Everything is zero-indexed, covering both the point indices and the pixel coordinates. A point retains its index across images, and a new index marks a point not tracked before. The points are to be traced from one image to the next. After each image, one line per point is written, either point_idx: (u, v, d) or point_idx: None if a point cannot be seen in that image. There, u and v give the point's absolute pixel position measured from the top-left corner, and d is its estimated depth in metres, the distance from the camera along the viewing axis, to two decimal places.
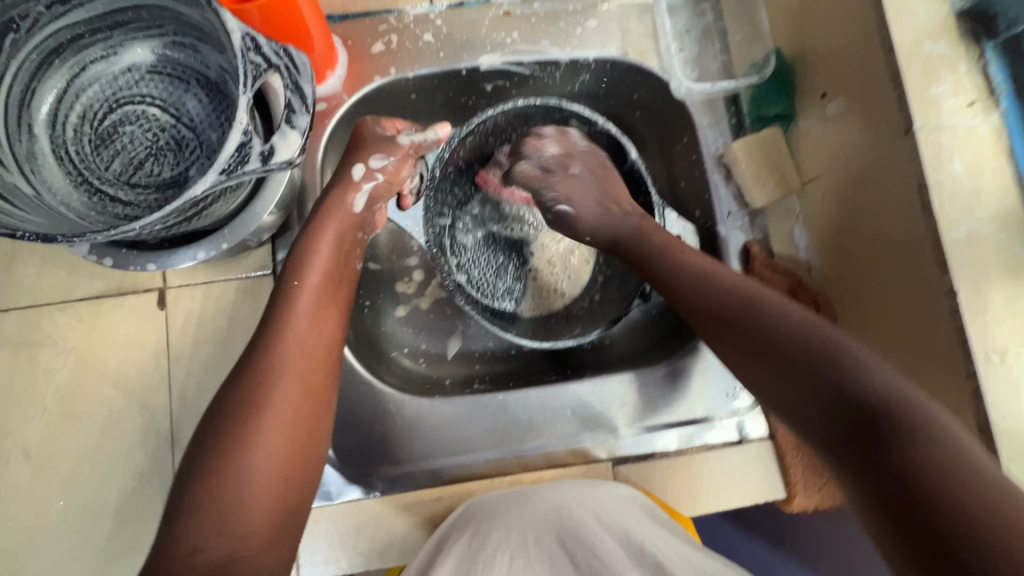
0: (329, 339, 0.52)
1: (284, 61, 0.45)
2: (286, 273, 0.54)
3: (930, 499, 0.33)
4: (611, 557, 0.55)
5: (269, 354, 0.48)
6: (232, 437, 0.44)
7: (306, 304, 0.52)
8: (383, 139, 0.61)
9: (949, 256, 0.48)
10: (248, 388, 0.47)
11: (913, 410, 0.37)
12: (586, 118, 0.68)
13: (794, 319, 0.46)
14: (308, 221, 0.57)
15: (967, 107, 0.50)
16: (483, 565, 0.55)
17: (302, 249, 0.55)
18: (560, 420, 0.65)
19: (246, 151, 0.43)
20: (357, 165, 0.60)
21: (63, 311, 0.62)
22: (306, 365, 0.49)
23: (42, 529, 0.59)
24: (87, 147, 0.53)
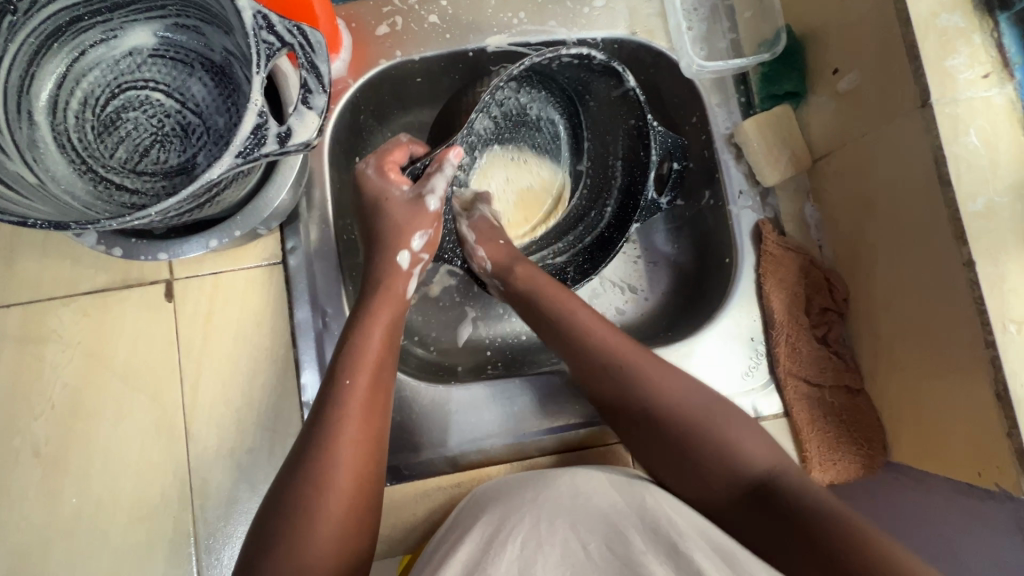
0: (379, 434, 0.51)
1: (297, 40, 0.43)
2: (337, 368, 0.52)
3: (824, 547, 0.44)
4: (633, 547, 0.48)
5: (323, 454, 0.48)
6: (300, 509, 0.46)
7: (359, 405, 0.50)
8: (411, 207, 0.58)
9: (967, 228, 0.49)
10: (302, 490, 0.47)
11: (786, 480, 0.50)
12: (581, 57, 0.59)
13: (680, 403, 0.55)
14: (361, 308, 0.56)
15: (983, 79, 0.50)
16: (494, 553, 0.49)
17: (346, 348, 0.53)
18: (577, 402, 0.65)
19: (262, 133, 0.42)
20: (402, 253, 0.58)
21: (68, 305, 0.61)
22: (361, 457, 0.49)
23: (55, 527, 0.58)
24: (89, 134, 0.52)
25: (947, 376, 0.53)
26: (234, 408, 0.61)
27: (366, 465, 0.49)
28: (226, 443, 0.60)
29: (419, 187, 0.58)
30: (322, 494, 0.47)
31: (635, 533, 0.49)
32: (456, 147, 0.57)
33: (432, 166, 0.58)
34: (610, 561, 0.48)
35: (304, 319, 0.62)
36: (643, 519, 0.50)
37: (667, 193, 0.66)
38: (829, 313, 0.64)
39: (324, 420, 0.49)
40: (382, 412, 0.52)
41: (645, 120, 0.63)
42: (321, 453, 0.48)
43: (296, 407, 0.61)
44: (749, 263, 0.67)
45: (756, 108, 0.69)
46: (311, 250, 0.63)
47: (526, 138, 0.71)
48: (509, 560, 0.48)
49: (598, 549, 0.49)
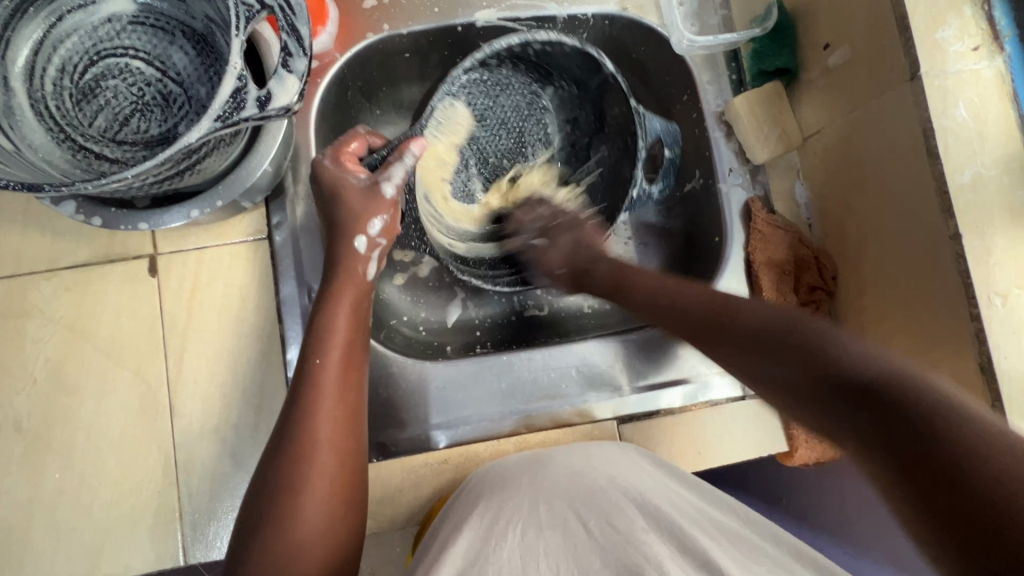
0: (357, 412, 0.51)
1: (277, 1, 0.43)
2: (304, 353, 0.51)
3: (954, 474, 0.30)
4: (632, 523, 0.49)
5: (299, 432, 0.48)
6: (283, 495, 0.46)
7: (332, 381, 0.50)
8: (367, 193, 0.54)
9: (954, 201, 0.48)
10: (284, 472, 0.47)
11: (908, 383, 0.35)
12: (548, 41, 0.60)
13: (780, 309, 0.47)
14: (320, 294, 0.54)
15: (972, 52, 0.49)
16: (496, 540, 0.49)
17: (314, 328, 0.52)
18: (564, 379, 0.65)
19: (241, 97, 0.41)
20: (357, 238, 0.55)
21: (49, 280, 0.60)
22: (338, 439, 0.49)
23: (37, 503, 0.57)
24: (68, 102, 0.51)
25: (932, 352, 0.53)
26: (220, 383, 0.60)
27: (346, 436, 0.49)
28: (212, 419, 0.60)
29: (377, 176, 0.55)
30: (304, 472, 0.47)
31: (633, 509, 0.50)
32: (420, 135, 0.55)
33: (393, 156, 0.55)
34: (609, 538, 0.49)
35: (290, 295, 0.62)
36: (637, 495, 0.51)
37: (660, 179, 0.64)
38: (818, 292, 0.64)
39: (296, 407, 0.49)
40: (355, 394, 0.51)
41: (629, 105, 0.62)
42: (298, 433, 0.47)
43: (282, 383, 0.61)
44: (739, 241, 0.67)
45: (747, 86, 0.69)
46: (297, 226, 0.63)
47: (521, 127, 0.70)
48: (512, 547, 0.48)
49: (598, 528, 0.50)
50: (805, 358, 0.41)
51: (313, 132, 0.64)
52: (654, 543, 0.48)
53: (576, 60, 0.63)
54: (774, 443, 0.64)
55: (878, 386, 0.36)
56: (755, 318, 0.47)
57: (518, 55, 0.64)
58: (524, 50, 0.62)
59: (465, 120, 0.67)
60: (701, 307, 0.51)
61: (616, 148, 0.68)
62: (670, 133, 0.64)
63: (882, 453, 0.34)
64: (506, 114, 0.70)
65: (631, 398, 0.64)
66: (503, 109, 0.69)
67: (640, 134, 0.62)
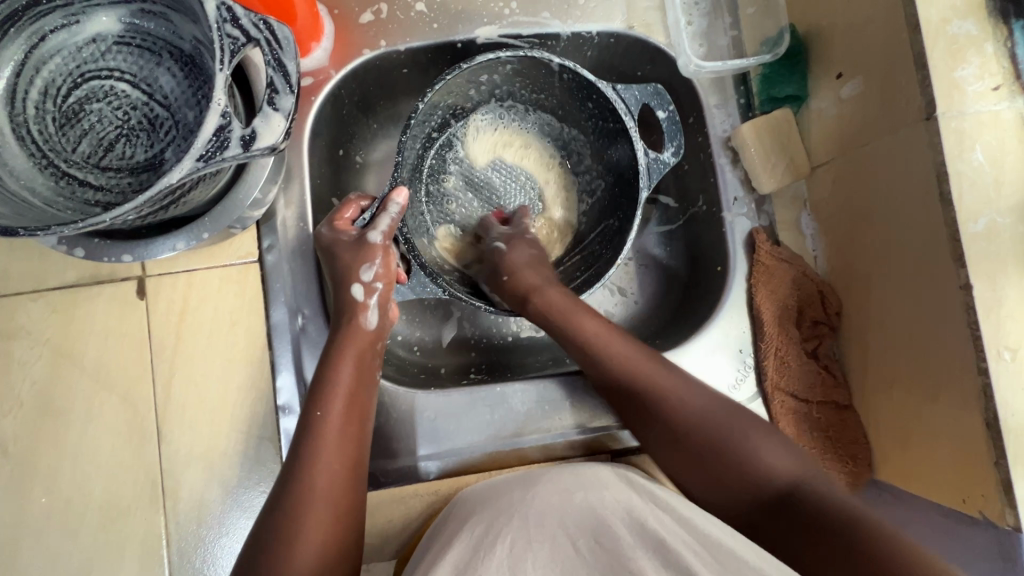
0: (357, 461, 0.51)
1: (264, 35, 0.41)
2: (309, 403, 0.52)
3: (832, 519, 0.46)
4: (619, 539, 0.51)
5: (296, 483, 0.48)
6: (279, 539, 0.46)
7: (334, 434, 0.50)
8: (356, 245, 0.55)
9: (965, 249, 0.47)
10: (281, 516, 0.47)
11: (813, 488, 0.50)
12: (491, 62, 0.59)
13: (720, 413, 0.55)
14: (328, 346, 0.55)
15: (992, 92, 0.47)
16: (484, 552, 0.51)
17: (320, 387, 0.52)
18: (558, 411, 0.64)
19: (225, 136, 0.40)
20: (353, 287, 0.55)
21: (36, 301, 0.59)
22: (336, 484, 0.49)
23: (23, 527, 0.57)
24: (51, 126, 0.49)
25: (937, 400, 0.51)
26: (209, 409, 0.59)
27: (341, 486, 0.49)
28: (200, 446, 0.59)
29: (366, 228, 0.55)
30: (299, 520, 0.46)
31: (622, 526, 0.51)
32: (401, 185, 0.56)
33: (379, 208, 0.56)
34: (596, 555, 0.50)
35: (281, 321, 0.61)
36: (626, 513, 0.52)
37: (670, 146, 0.58)
38: (821, 326, 0.63)
39: (297, 452, 0.49)
40: (356, 439, 0.52)
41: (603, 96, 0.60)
42: (299, 486, 0.48)
43: (271, 411, 0.60)
44: (741, 272, 0.65)
45: (755, 110, 0.67)
46: (289, 249, 0.62)
47: (503, 179, 0.69)
48: (499, 560, 0.50)
49: (585, 544, 0.51)
50: (727, 459, 0.53)
51: (307, 152, 0.63)
52: (638, 557, 0.49)
53: (531, 74, 0.62)
54: None
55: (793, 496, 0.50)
56: (698, 417, 0.55)
57: (471, 88, 0.63)
58: (472, 85, 0.62)
59: (444, 186, 0.67)
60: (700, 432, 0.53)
61: (609, 127, 0.63)
62: (643, 91, 0.59)
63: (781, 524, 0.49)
64: (518, 186, 0.70)
65: (626, 430, 0.63)
66: (485, 173, 0.69)
67: (623, 109, 0.59)
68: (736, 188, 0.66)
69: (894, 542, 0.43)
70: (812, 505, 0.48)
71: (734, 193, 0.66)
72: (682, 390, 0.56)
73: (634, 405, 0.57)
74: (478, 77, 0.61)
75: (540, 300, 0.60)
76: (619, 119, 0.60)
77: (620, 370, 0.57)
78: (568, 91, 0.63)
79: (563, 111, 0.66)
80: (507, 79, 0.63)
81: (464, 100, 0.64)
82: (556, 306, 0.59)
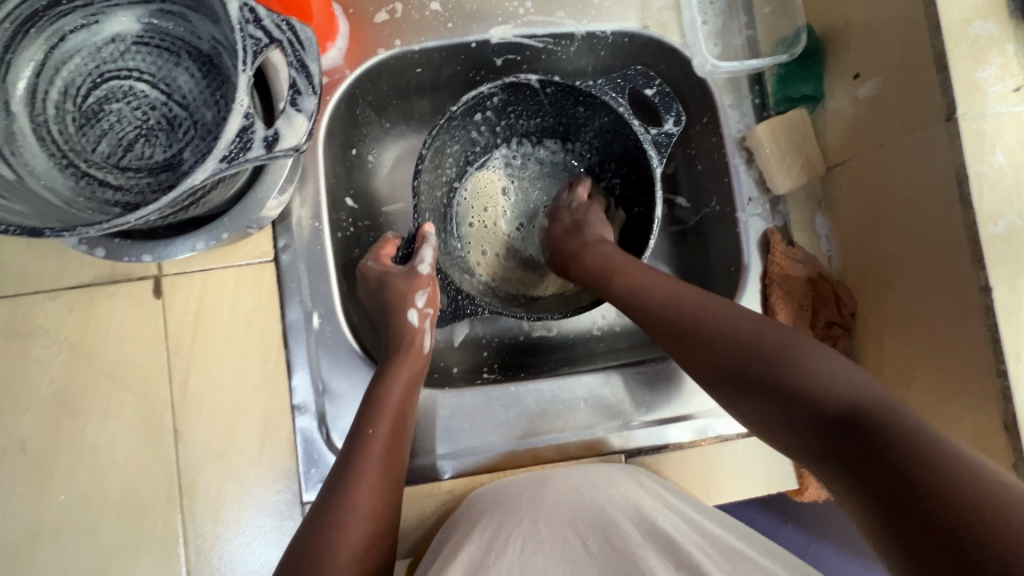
0: (397, 483, 0.52)
1: (286, 36, 0.41)
2: (360, 419, 0.54)
3: (892, 449, 0.36)
4: (629, 540, 0.53)
5: (341, 501, 0.49)
6: (316, 558, 0.46)
7: (381, 454, 0.52)
8: (408, 276, 0.59)
9: (986, 251, 0.46)
10: (320, 534, 0.48)
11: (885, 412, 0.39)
12: (482, 98, 0.61)
13: (746, 324, 0.49)
14: (383, 363, 0.57)
15: (1014, 93, 0.47)
16: (497, 554, 0.53)
17: (372, 402, 0.54)
18: (572, 411, 0.64)
19: (248, 137, 0.40)
20: (409, 313, 0.59)
21: (53, 300, 0.60)
22: (376, 505, 0.50)
23: (42, 524, 0.57)
24: (71, 126, 0.49)
25: (955, 401, 0.51)
26: (225, 408, 0.59)
27: (383, 494, 0.50)
28: (216, 444, 0.59)
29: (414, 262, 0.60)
30: (337, 539, 0.47)
31: (632, 527, 0.54)
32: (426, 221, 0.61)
33: (417, 243, 0.61)
34: (607, 556, 0.53)
35: (296, 320, 0.61)
36: (636, 514, 0.54)
37: (671, 115, 0.62)
38: (836, 328, 0.62)
39: (343, 469, 0.51)
40: (399, 461, 0.53)
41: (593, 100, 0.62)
42: (342, 492, 0.49)
43: (286, 409, 0.60)
44: (755, 272, 0.65)
45: (770, 110, 0.67)
46: (305, 249, 0.62)
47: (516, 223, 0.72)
48: (512, 562, 0.52)
49: (595, 544, 0.54)
50: (790, 398, 0.43)
51: (322, 152, 0.63)
52: (650, 558, 0.52)
53: (517, 98, 0.64)
54: (783, 479, 0.63)
55: (857, 421, 0.39)
56: (737, 337, 0.48)
57: (473, 125, 0.65)
58: (473, 121, 0.65)
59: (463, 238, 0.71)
60: (738, 347, 0.47)
61: (603, 121, 0.64)
62: (613, 82, 0.63)
63: (848, 472, 0.38)
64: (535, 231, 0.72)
65: (639, 430, 0.63)
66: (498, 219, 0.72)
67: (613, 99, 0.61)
68: (750, 188, 0.66)
69: (922, 445, 0.36)
70: (888, 430, 0.37)
71: (749, 193, 0.65)
72: (715, 310, 0.51)
73: (665, 333, 0.52)
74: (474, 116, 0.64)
75: (577, 263, 0.61)
76: (610, 110, 0.61)
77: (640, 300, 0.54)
78: (558, 103, 0.64)
79: (563, 127, 0.68)
80: (501, 112, 0.66)
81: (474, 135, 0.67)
82: (588, 268, 0.60)
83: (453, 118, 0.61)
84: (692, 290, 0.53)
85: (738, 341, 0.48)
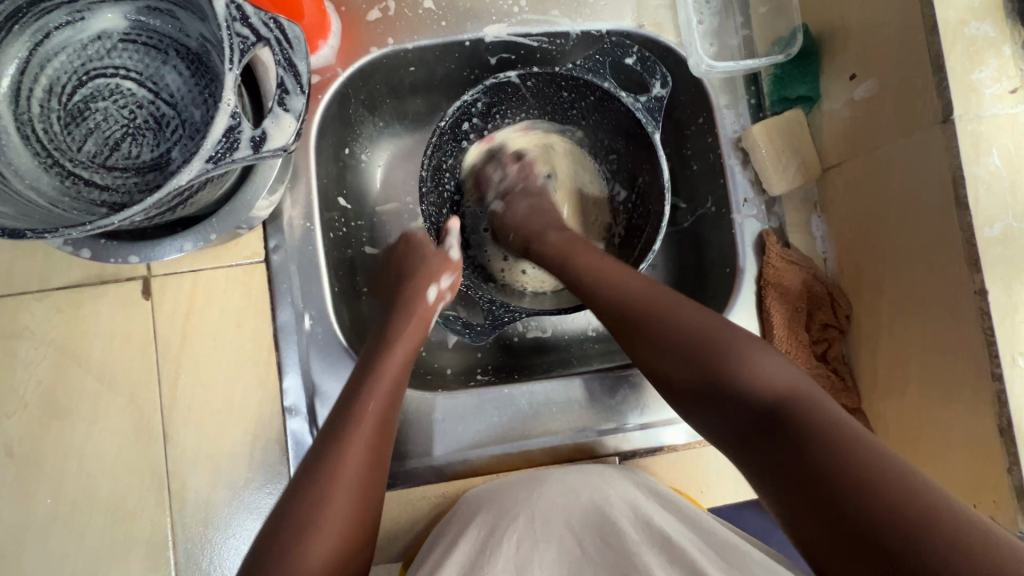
0: (382, 457, 0.50)
1: (274, 34, 0.41)
2: (352, 384, 0.53)
3: (805, 438, 0.40)
4: (626, 538, 0.51)
5: (327, 464, 0.47)
6: (297, 525, 0.44)
7: (372, 418, 0.50)
8: (438, 257, 0.64)
9: (981, 254, 0.46)
10: (303, 501, 0.45)
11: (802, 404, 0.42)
12: (467, 108, 0.63)
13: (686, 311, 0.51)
14: (385, 331, 0.58)
15: (1010, 95, 0.46)
16: (489, 553, 0.51)
17: (374, 359, 0.55)
18: (567, 413, 0.64)
19: (235, 136, 0.39)
20: (430, 289, 0.62)
21: (41, 301, 0.59)
22: (363, 473, 0.48)
23: (29, 528, 0.57)
24: (56, 125, 0.48)
25: (950, 403, 0.51)
26: (215, 410, 0.59)
27: (379, 444, 0.50)
28: (206, 447, 0.58)
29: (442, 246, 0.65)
30: (320, 506, 0.45)
31: (628, 525, 0.52)
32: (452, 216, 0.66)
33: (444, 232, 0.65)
34: (604, 556, 0.51)
35: (287, 321, 0.60)
36: (632, 512, 0.53)
37: (659, 77, 0.62)
38: (830, 330, 0.62)
39: (332, 434, 0.49)
40: (388, 432, 0.52)
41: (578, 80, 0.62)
42: (326, 457, 0.48)
43: (277, 411, 0.59)
44: (751, 273, 0.64)
45: (766, 111, 0.66)
46: (296, 249, 0.61)
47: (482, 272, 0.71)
48: (506, 561, 0.51)
49: (591, 544, 0.52)
50: (720, 386, 0.46)
51: (314, 151, 0.62)
52: (644, 554, 0.49)
53: (501, 97, 0.64)
54: None
55: (776, 412, 0.42)
56: (677, 326, 0.50)
57: (463, 135, 0.66)
58: (464, 132, 0.66)
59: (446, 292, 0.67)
60: (678, 334, 0.49)
61: (590, 102, 0.65)
62: (592, 60, 0.63)
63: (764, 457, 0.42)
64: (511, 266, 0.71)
65: (634, 432, 0.63)
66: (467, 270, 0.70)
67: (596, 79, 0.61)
68: (747, 190, 0.65)
69: (836, 434, 0.39)
70: (814, 426, 0.40)
71: (744, 194, 0.65)
72: (668, 301, 0.52)
73: (614, 319, 0.54)
74: (465, 125, 0.65)
75: (540, 244, 0.63)
76: (595, 87, 0.62)
77: (598, 292, 0.56)
78: (542, 93, 0.65)
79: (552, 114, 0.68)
80: (487, 116, 0.66)
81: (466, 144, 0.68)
82: (550, 251, 0.62)
83: (441, 133, 0.62)
84: (642, 279, 0.55)
85: (681, 331, 0.49)
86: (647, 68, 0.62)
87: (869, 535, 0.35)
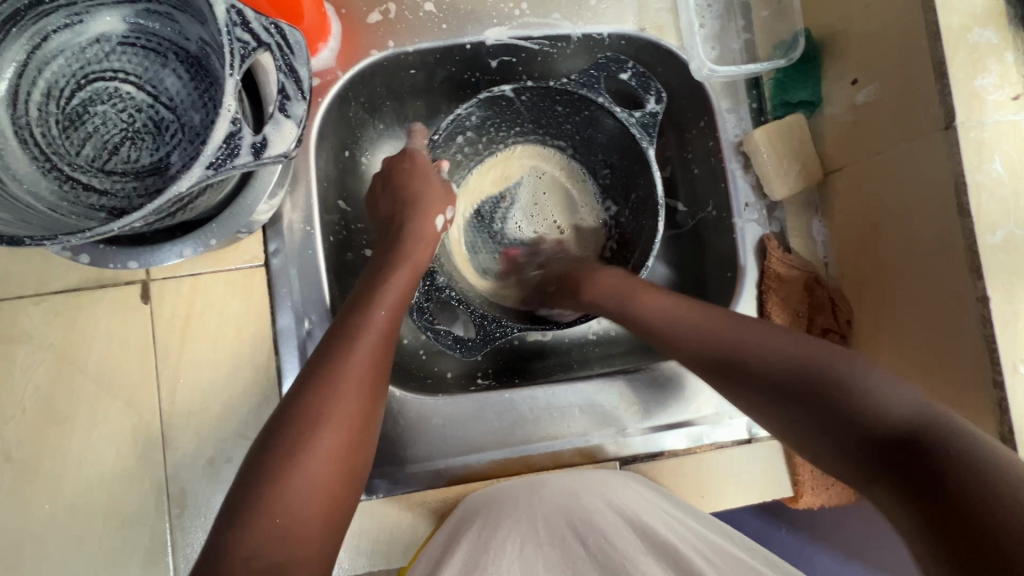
0: (382, 376, 0.51)
1: (275, 39, 0.40)
2: (356, 300, 0.54)
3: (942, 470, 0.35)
4: (622, 541, 0.56)
5: (330, 365, 0.48)
6: (297, 424, 0.45)
7: (376, 328, 0.52)
8: (442, 194, 0.63)
9: (984, 262, 0.46)
10: (305, 400, 0.46)
11: (939, 431, 0.37)
12: (461, 119, 0.63)
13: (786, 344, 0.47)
14: (387, 256, 0.58)
15: (1013, 102, 0.46)
16: (494, 554, 0.56)
17: (380, 280, 0.56)
18: (568, 418, 0.63)
19: (235, 143, 0.39)
20: (437, 218, 0.62)
21: (38, 305, 0.58)
22: (364, 383, 0.49)
23: (27, 533, 0.56)
24: (54, 128, 0.48)
25: (950, 409, 0.51)
26: (215, 415, 0.59)
27: (380, 356, 0.51)
28: (205, 452, 0.58)
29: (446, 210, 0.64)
30: (320, 404, 0.46)
31: (625, 528, 0.56)
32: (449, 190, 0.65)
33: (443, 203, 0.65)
34: (601, 556, 0.56)
35: (287, 326, 0.60)
36: (630, 516, 0.55)
37: (652, 94, 0.62)
38: (831, 335, 0.62)
39: (337, 340, 0.50)
40: (388, 355, 0.52)
41: (575, 95, 0.62)
42: (332, 361, 0.48)
43: None
44: (752, 277, 0.64)
45: (767, 115, 0.66)
46: (296, 254, 0.61)
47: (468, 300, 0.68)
48: (509, 561, 0.56)
49: (590, 543, 0.57)
50: (831, 414, 0.42)
51: (315, 155, 0.62)
52: (642, 560, 0.54)
53: (494, 110, 0.64)
54: (778, 487, 0.62)
55: (907, 442, 0.37)
56: (774, 359, 0.47)
57: (456, 144, 0.67)
58: (457, 142, 0.66)
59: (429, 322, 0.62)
60: (777, 365, 0.46)
61: (584, 116, 0.65)
62: (586, 74, 0.63)
63: (901, 496, 0.36)
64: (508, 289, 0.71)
65: (634, 437, 0.63)
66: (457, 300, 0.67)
67: (590, 93, 0.61)
68: (748, 194, 0.65)
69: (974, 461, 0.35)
70: (951, 456, 0.35)
71: (746, 198, 0.65)
72: (743, 328, 0.50)
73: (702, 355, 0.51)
74: (462, 133, 0.66)
75: (593, 286, 0.60)
76: (589, 101, 0.62)
77: (669, 325, 0.53)
78: (534, 106, 0.65)
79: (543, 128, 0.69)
80: (481, 129, 0.66)
81: (459, 154, 0.68)
82: (603, 294, 0.59)
83: (435, 143, 0.63)
84: (720, 313, 0.52)
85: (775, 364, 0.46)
86: (640, 85, 0.63)
87: (1011, 558, 0.30)
